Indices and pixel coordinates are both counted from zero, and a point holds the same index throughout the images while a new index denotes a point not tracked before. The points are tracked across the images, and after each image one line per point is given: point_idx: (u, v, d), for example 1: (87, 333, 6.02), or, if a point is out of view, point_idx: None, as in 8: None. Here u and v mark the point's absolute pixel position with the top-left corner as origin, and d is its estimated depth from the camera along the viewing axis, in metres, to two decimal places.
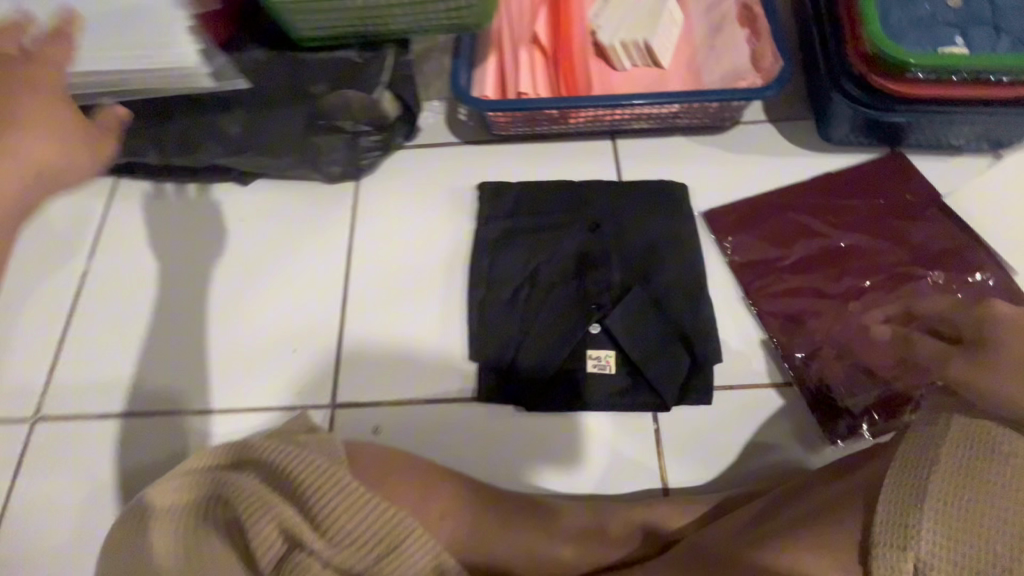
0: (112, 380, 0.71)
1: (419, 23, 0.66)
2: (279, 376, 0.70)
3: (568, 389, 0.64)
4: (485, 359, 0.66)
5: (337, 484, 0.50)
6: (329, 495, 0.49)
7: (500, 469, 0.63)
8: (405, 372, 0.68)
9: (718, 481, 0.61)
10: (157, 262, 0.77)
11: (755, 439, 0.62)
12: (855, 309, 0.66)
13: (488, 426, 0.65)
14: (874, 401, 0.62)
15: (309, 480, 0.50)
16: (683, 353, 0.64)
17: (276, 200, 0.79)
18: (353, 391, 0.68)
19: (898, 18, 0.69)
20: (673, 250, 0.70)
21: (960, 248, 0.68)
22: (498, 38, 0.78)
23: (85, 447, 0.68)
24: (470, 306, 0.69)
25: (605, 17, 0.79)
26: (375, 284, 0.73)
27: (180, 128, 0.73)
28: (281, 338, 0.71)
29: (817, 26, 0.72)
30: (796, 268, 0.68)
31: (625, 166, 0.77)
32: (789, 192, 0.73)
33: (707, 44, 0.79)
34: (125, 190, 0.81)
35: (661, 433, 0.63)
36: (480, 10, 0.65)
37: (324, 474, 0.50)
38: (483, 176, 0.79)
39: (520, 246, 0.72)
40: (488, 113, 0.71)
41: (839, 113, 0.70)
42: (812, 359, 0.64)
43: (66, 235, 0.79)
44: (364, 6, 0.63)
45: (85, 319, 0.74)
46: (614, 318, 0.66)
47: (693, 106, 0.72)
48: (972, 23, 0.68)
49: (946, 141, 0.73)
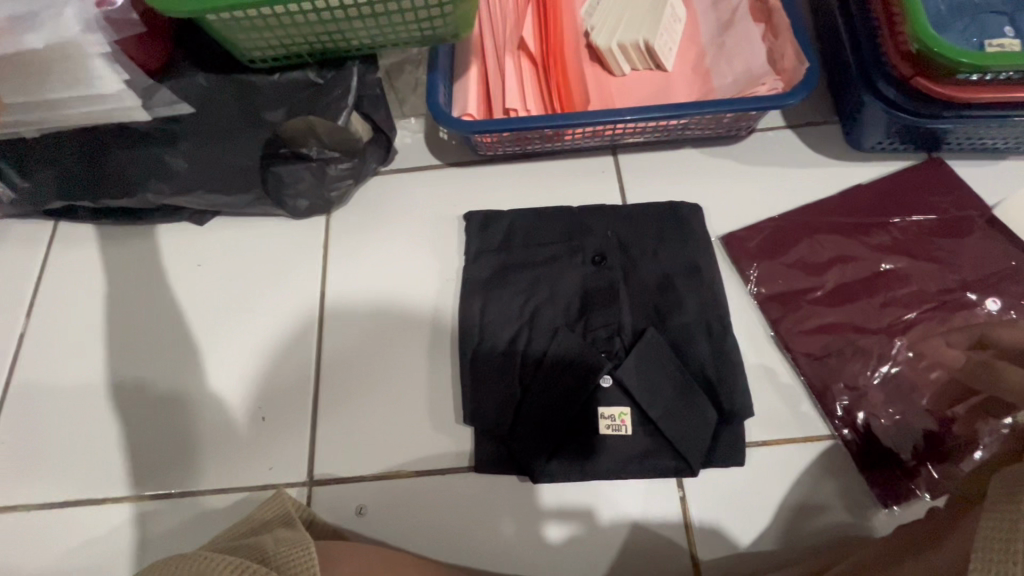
0: (58, 459, 0.62)
1: (385, 35, 0.57)
2: (249, 446, 0.61)
3: (579, 455, 0.56)
4: (482, 422, 0.58)
5: None
6: None
7: (503, 548, 0.55)
8: (392, 436, 0.60)
9: (754, 555, 0.53)
10: (104, 317, 0.68)
11: (794, 503, 0.54)
12: (900, 345, 0.58)
13: (489, 501, 0.57)
14: (931, 455, 0.54)
15: None
16: (708, 407, 0.56)
17: (238, 240, 0.70)
18: (334, 463, 0.59)
19: (937, 5, 0.60)
20: (690, 282, 0.61)
21: (1017, 268, 0.59)
22: (480, 46, 0.68)
23: (28, 540, 0.59)
24: (461, 357, 0.61)
25: (600, 17, 0.69)
26: (354, 333, 0.65)
27: (118, 165, 0.64)
28: (250, 401, 0.63)
29: (843, 19, 0.63)
30: (830, 299, 0.60)
31: (629, 185, 0.69)
32: (817, 209, 0.65)
33: (716, 43, 0.70)
34: (67, 233, 0.72)
35: (687, 501, 0.55)
36: (455, 20, 0.56)
37: None
38: (470, 203, 0.70)
39: (516, 285, 0.63)
40: (471, 134, 0.62)
41: (873, 119, 0.62)
42: (854, 406, 0.56)
43: (2, 288, 0.70)
44: (318, 20, 0.53)
45: (24, 386, 0.65)
46: (627, 369, 0.57)
47: (705, 116, 0.63)
48: (1022, 10, 0.59)
49: (991, 145, 0.64)
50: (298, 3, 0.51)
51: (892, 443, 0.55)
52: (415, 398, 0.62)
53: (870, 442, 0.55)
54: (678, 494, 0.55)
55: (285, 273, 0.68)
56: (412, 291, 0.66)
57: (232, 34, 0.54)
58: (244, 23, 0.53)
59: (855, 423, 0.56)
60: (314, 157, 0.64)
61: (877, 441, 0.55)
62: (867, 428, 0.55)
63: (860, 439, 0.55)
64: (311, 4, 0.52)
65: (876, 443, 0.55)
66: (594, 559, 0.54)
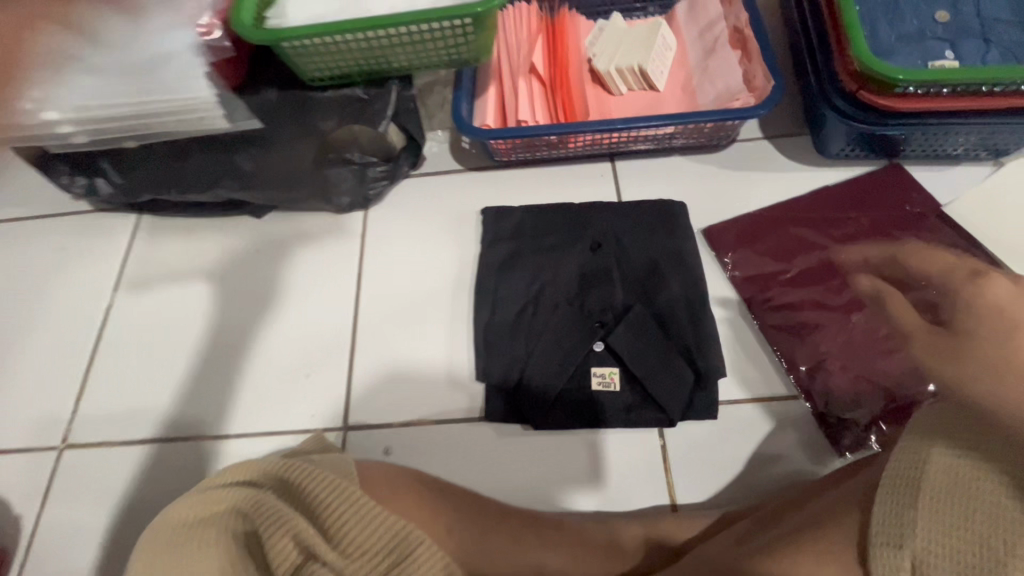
0: (134, 407, 0.73)
1: (419, 59, 0.70)
2: (294, 398, 0.71)
3: (574, 407, 0.65)
4: (492, 379, 0.68)
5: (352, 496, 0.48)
6: (343, 508, 0.48)
7: (503, 485, 0.64)
8: (416, 392, 0.70)
9: (726, 496, 0.61)
10: (177, 292, 0.80)
11: (762, 453, 0.62)
12: (858, 320, 0.66)
13: (496, 446, 0.66)
14: (881, 411, 0.62)
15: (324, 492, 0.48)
16: (686, 368, 0.65)
17: (290, 231, 0.83)
18: (366, 413, 0.70)
19: (886, 33, 0.70)
20: (676, 265, 0.71)
21: (963, 255, 0.68)
22: (498, 70, 0.81)
23: (105, 475, 0.69)
24: (475, 326, 0.71)
25: (601, 46, 0.82)
26: (387, 306, 0.76)
27: (197, 165, 0.77)
28: (296, 361, 0.74)
29: (807, 46, 0.74)
30: (796, 282, 0.69)
31: (624, 186, 0.79)
32: (789, 206, 0.75)
33: (701, 67, 0.82)
34: (148, 225, 0.85)
35: (667, 449, 0.63)
36: (477, 47, 0.69)
37: (340, 488, 0.49)
38: (486, 201, 0.81)
39: (524, 267, 0.74)
40: (489, 140, 0.74)
41: (833, 129, 0.72)
42: (816, 371, 0.64)
43: (92, 269, 0.83)
44: (366, 46, 0.67)
45: (109, 348, 0.77)
46: (617, 335, 0.67)
47: (688, 126, 0.74)
48: (961, 37, 0.69)
49: (943, 151, 0.73)
50: (353, 34, 0.64)
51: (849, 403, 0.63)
52: (434, 363, 0.72)
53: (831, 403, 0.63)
54: (659, 443, 0.64)
55: (327, 258, 0.80)
56: (436, 272, 0.77)
57: (298, 59, 0.67)
58: (308, 50, 0.66)
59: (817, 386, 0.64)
60: (358, 162, 0.78)
61: (834, 401, 0.63)
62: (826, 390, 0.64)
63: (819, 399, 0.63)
64: (363, 34, 0.65)
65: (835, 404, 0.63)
66: (584, 495, 0.63)
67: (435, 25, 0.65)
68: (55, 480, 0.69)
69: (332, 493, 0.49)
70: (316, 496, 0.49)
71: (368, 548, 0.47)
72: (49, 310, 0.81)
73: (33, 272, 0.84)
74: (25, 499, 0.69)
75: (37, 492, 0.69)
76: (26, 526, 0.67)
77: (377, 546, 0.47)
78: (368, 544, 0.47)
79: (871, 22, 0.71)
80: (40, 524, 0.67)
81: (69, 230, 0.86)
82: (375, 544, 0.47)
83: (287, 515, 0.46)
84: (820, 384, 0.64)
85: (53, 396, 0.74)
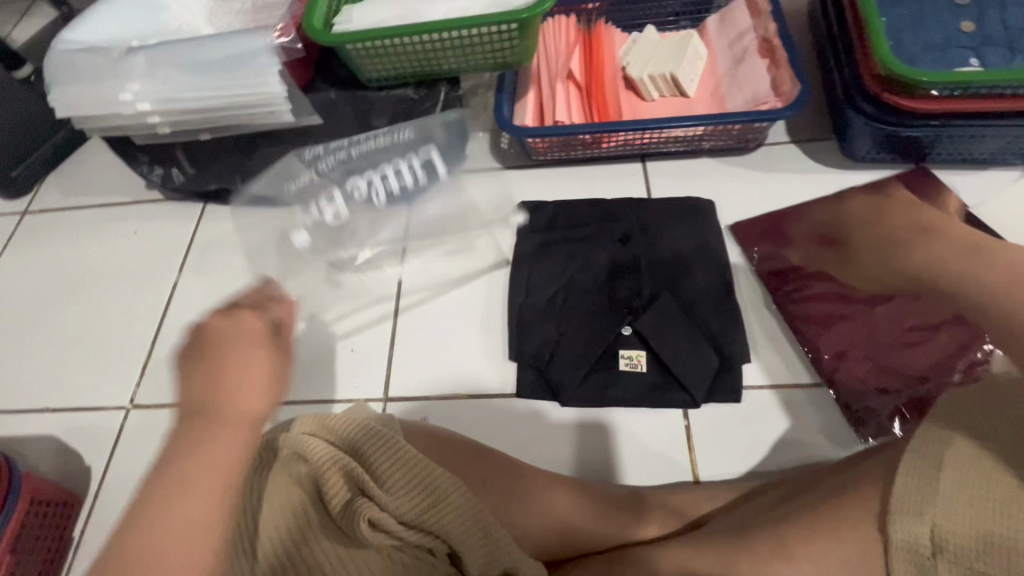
0: None
1: (466, 63, 0.76)
2: (339, 372, 0.76)
3: (597, 381, 0.70)
4: (522, 356, 0.72)
5: (416, 471, 0.52)
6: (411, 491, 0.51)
7: (547, 455, 0.68)
8: (456, 370, 0.74)
9: (746, 476, 0.64)
10: (235, 272, 0.87)
11: (783, 437, 0.65)
12: (881, 313, 0.70)
13: (513, 419, 0.70)
14: (904, 401, 0.65)
15: (395, 473, 0.52)
16: (712, 352, 0.69)
17: None
18: (405, 387, 0.74)
19: (912, 43, 0.73)
20: (703, 259, 0.75)
21: None
22: (538, 76, 0.87)
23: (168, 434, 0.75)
24: (509, 313, 0.76)
25: (635, 55, 0.87)
26: (427, 289, 0.81)
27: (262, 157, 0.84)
28: (340, 337, 0.79)
29: (835, 56, 0.78)
30: (823, 274, 0.73)
31: (653, 183, 0.84)
32: (820, 209, 0.77)
33: (731, 74, 0.86)
34: (212, 212, 0.93)
35: (691, 428, 0.67)
36: (521, 51, 0.75)
37: (403, 463, 0.52)
38: (523, 194, 0.86)
39: (559, 255, 0.78)
40: (527, 138, 0.78)
41: (859, 132, 0.75)
42: (840, 359, 0.68)
43: (162, 250, 0.91)
44: (419, 49, 0.73)
45: (174, 322, 0.84)
46: (645, 321, 0.71)
47: (717, 128, 0.78)
48: (985, 45, 0.72)
49: (970, 156, 0.75)
50: (410, 37, 0.71)
51: (877, 378, 0.66)
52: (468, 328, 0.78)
53: (870, 372, 0.67)
54: (683, 423, 0.67)
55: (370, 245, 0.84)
56: (475, 259, 0.82)
57: (360, 60, 0.74)
58: (369, 52, 0.73)
59: (858, 368, 0.67)
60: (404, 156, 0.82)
61: (862, 384, 0.66)
62: (866, 376, 0.67)
63: (858, 386, 0.66)
64: (419, 37, 0.71)
65: (880, 383, 0.66)
66: (608, 470, 0.66)
67: (484, 30, 0.71)
68: (122, 437, 0.76)
69: (384, 445, 0.53)
70: (380, 450, 0.53)
71: (463, 522, 0.50)
72: (124, 284, 0.89)
73: (110, 252, 0.92)
74: (97, 452, 0.75)
75: (107, 446, 0.75)
76: (94, 477, 0.74)
77: (470, 521, 0.51)
78: (463, 519, 0.50)
79: (896, 31, 0.74)
80: (110, 474, 0.74)
81: (144, 217, 0.95)
82: (468, 519, 0.51)
83: (346, 459, 0.52)
84: (859, 369, 0.67)
85: (124, 362, 0.81)
